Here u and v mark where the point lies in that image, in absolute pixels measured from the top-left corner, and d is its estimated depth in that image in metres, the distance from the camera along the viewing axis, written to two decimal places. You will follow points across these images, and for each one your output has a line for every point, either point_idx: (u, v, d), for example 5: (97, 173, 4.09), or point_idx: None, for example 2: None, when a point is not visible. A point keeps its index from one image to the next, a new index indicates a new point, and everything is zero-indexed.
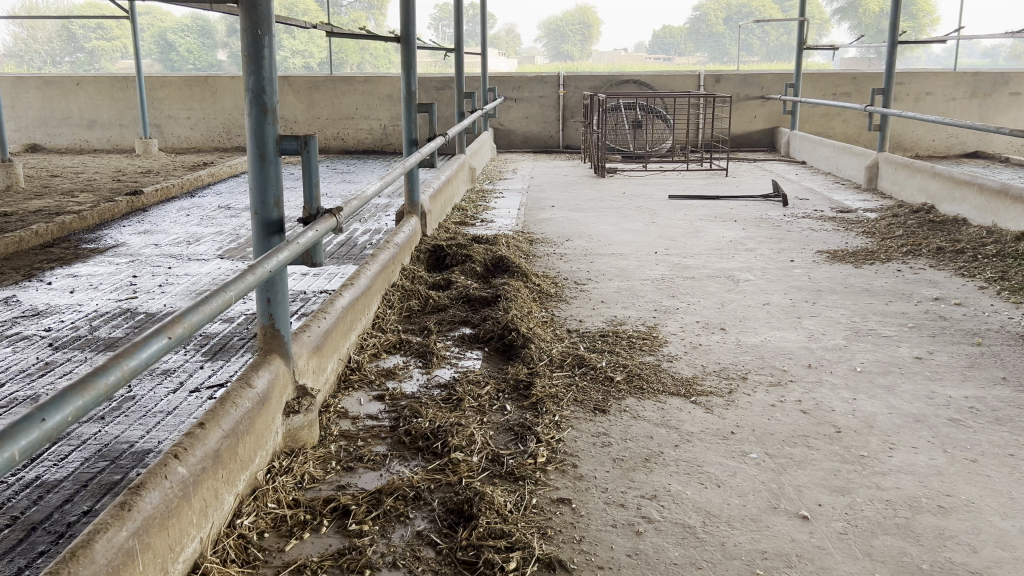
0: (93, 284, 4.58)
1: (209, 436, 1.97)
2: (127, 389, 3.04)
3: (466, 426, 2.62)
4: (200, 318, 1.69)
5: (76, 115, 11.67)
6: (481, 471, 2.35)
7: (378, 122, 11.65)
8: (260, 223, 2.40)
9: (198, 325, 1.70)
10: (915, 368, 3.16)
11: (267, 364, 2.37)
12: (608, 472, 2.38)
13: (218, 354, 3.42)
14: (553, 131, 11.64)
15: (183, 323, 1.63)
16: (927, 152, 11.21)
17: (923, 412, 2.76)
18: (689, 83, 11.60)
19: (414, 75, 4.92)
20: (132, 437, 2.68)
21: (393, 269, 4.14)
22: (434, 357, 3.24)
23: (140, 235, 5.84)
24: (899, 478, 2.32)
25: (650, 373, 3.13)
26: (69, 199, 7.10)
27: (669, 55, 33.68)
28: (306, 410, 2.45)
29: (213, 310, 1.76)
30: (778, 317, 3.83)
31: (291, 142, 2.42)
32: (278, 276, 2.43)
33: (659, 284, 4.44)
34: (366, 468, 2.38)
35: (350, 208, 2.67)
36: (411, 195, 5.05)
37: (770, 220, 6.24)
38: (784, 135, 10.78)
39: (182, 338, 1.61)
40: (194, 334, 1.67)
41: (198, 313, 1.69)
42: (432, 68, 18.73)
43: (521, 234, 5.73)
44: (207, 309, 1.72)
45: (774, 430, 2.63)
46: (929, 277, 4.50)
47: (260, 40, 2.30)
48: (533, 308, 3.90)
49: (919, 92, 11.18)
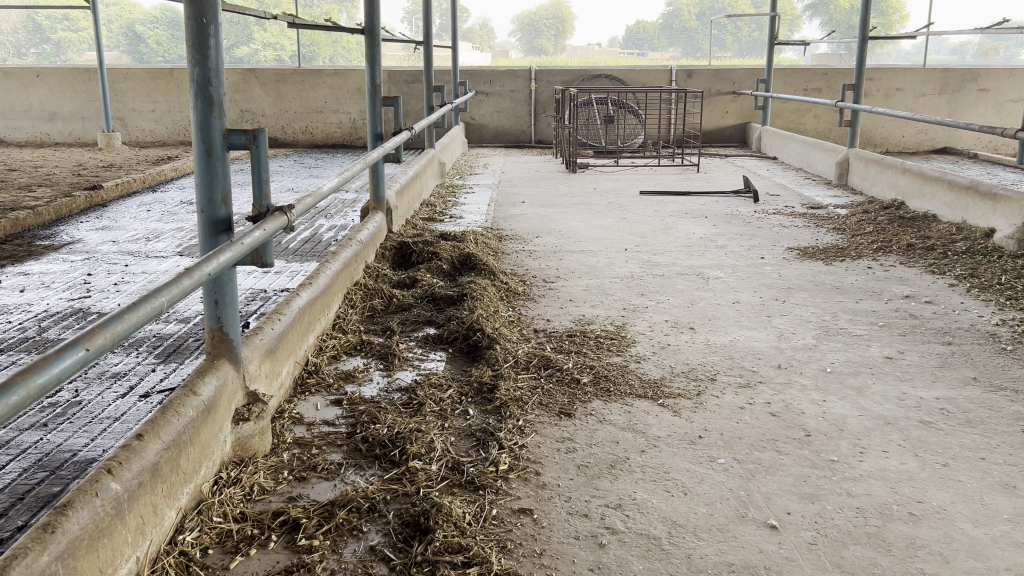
0: (45, 282, 4.42)
1: (147, 448, 1.85)
2: (73, 394, 2.91)
3: (425, 432, 2.53)
4: (125, 327, 1.50)
5: (37, 107, 11.39)
6: (440, 481, 2.26)
7: (347, 116, 11.49)
8: (207, 221, 2.29)
9: (123, 335, 1.50)
10: (886, 368, 3.11)
11: (214, 370, 2.26)
12: (572, 479, 2.30)
13: (171, 356, 3.30)
14: (525, 126, 11.56)
15: (105, 333, 1.44)
16: (897, 148, 11.26)
17: (894, 415, 2.71)
18: (661, 78, 11.55)
19: (380, 68, 4.80)
20: (76, 446, 2.56)
21: (355, 267, 4.02)
22: (395, 359, 3.14)
23: (97, 232, 5.67)
24: (869, 484, 2.27)
25: (618, 374, 3.05)
26: (26, 194, 6.89)
27: (642, 50, 33.67)
28: (257, 417, 2.34)
29: (143, 318, 1.56)
30: (748, 315, 3.77)
31: (239, 136, 2.30)
32: (227, 277, 2.32)
33: (628, 282, 4.37)
34: (320, 478, 2.28)
35: (303, 206, 2.56)
36: (377, 190, 4.94)
37: (741, 216, 6.20)
38: (755, 131, 10.77)
39: (101, 351, 1.42)
40: (118, 343, 1.48)
41: (124, 322, 1.49)
42: (403, 62, 18.56)
43: (490, 230, 5.63)
44: (135, 317, 1.53)
45: (743, 434, 2.57)
46: (899, 274, 4.47)
47: (205, 28, 2.18)
48: (500, 308, 3.81)
49: (889, 88, 11.23)
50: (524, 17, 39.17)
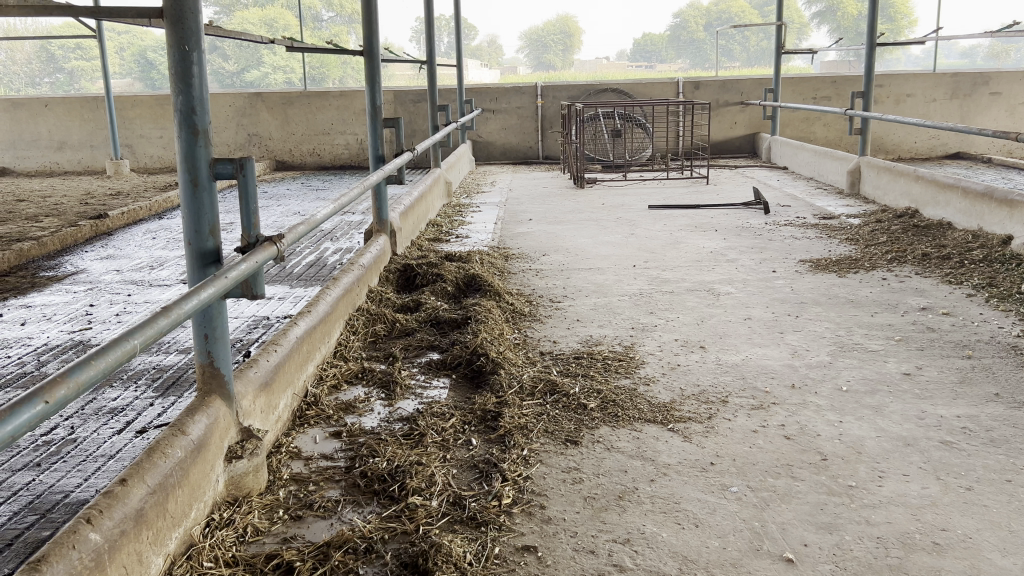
0: (47, 314, 4.37)
1: (131, 493, 1.78)
2: (67, 432, 2.84)
3: (426, 465, 2.44)
4: (90, 375, 1.41)
5: (46, 137, 11.45)
6: (441, 518, 2.17)
7: (354, 137, 11.48)
8: (195, 254, 2.22)
9: (88, 384, 1.41)
10: (904, 386, 3.00)
11: (205, 407, 2.19)
12: (578, 513, 2.21)
13: (170, 389, 3.22)
14: (532, 142, 11.51)
15: (67, 383, 1.35)
16: (910, 155, 11.14)
17: (913, 436, 2.60)
18: (668, 90, 11.49)
19: (379, 89, 4.75)
20: (68, 486, 2.48)
21: (357, 291, 3.95)
22: (397, 388, 3.06)
23: (101, 261, 5.63)
24: (890, 511, 2.16)
25: (626, 398, 2.96)
26: (33, 225, 6.88)
27: (649, 64, 33.69)
28: (250, 454, 2.27)
29: (111, 363, 1.48)
30: (760, 332, 3.67)
31: (225, 165, 2.23)
32: (217, 310, 2.25)
33: (637, 300, 4.28)
34: (316, 517, 2.20)
35: (295, 232, 2.49)
36: (379, 212, 4.88)
37: (751, 228, 6.10)
38: (765, 141, 10.67)
39: (62, 404, 1.33)
40: (82, 394, 1.39)
41: (88, 370, 1.41)
42: (410, 81, 18.58)
43: (497, 249, 5.56)
44: (99, 365, 1.44)
45: (756, 460, 2.47)
46: (915, 285, 4.36)
47: (188, 56, 2.12)
48: (505, 330, 3.72)
49: (898, 94, 11.10)
50: (532, 33, 39.34)
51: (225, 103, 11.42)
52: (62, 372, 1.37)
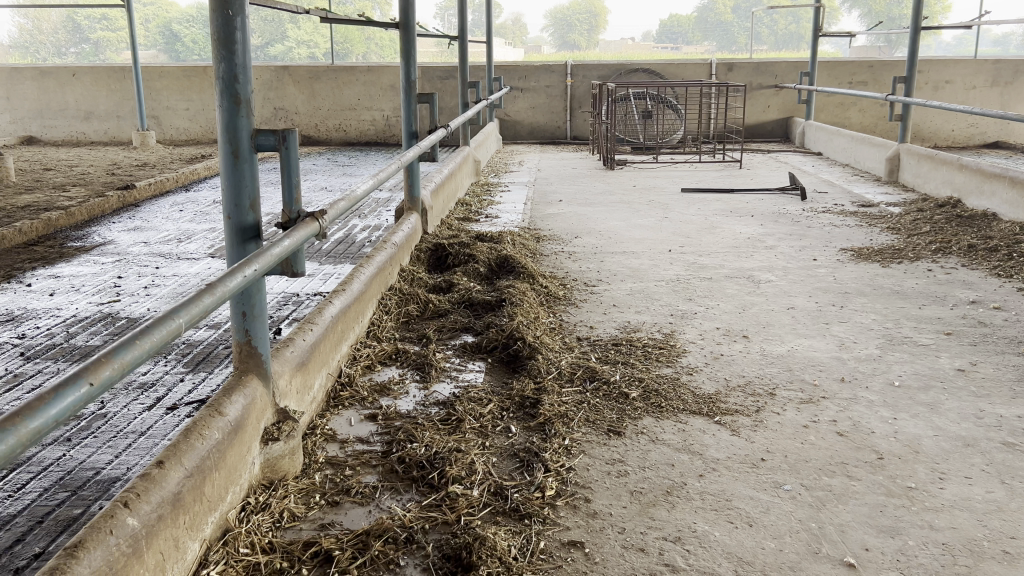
0: (76, 285, 4.32)
1: (169, 477, 1.71)
2: (98, 407, 2.78)
3: (466, 452, 2.36)
4: (135, 355, 1.33)
5: (73, 106, 11.42)
6: (482, 508, 2.09)
7: (381, 113, 11.38)
8: (234, 229, 2.14)
9: (133, 364, 1.33)
10: (959, 383, 2.89)
11: (242, 387, 2.11)
12: (625, 508, 2.12)
13: (201, 365, 3.16)
14: (561, 122, 11.36)
15: (112, 364, 1.27)
16: (947, 143, 10.91)
17: (973, 436, 2.49)
18: (701, 72, 11.29)
19: (414, 63, 4.64)
20: (99, 463, 2.43)
21: (390, 270, 3.87)
22: (432, 370, 2.97)
23: (129, 233, 5.58)
24: (954, 516, 2.06)
25: (668, 389, 2.86)
26: (61, 194, 6.85)
27: (677, 45, 33.34)
28: (287, 437, 2.20)
29: (156, 344, 1.40)
30: (805, 323, 3.56)
31: (267, 137, 2.14)
32: (255, 288, 2.17)
33: (675, 286, 4.17)
34: (354, 504, 2.12)
35: (336, 209, 2.40)
36: (412, 190, 4.78)
37: (789, 215, 5.97)
38: (798, 126, 10.47)
39: (107, 385, 1.25)
40: (126, 375, 1.31)
41: (133, 351, 1.33)
42: (435, 58, 18.46)
43: (528, 230, 5.46)
44: (144, 344, 1.36)
45: (809, 457, 2.37)
46: (962, 277, 4.23)
47: (232, 21, 2.03)
48: (541, 313, 3.62)
49: (938, 80, 10.85)
50: (557, 12, 39.02)
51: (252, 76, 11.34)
52: (107, 351, 1.29)
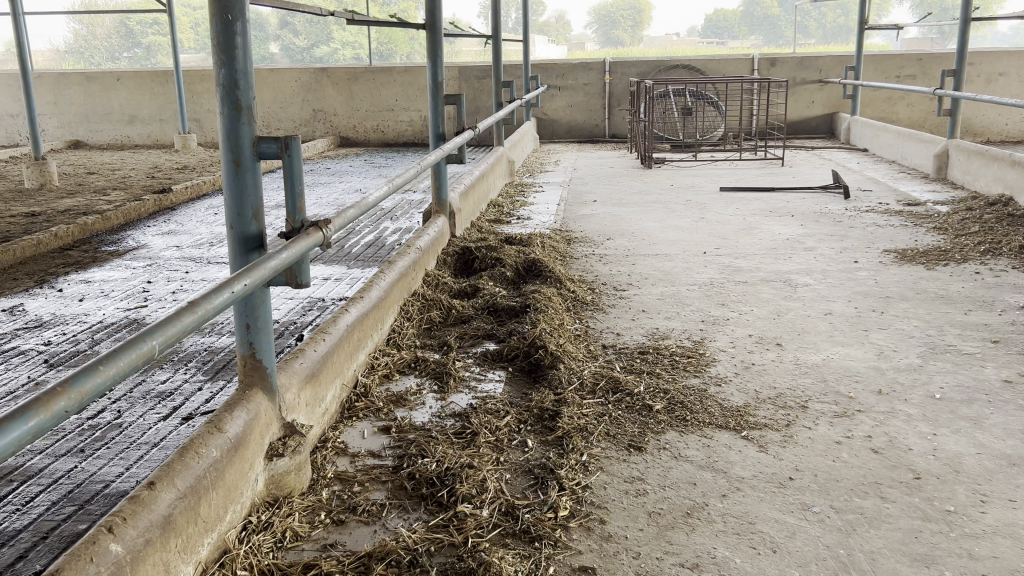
0: (105, 291, 4.33)
1: (159, 499, 1.66)
2: (115, 416, 2.76)
3: (478, 468, 2.27)
4: (97, 383, 1.27)
5: (117, 111, 11.60)
6: (491, 529, 2.01)
7: (419, 114, 11.35)
8: (236, 239, 2.08)
9: (94, 393, 1.27)
10: (1005, 396, 2.72)
11: (246, 402, 2.06)
12: (641, 531, 2.02)
13: (220, 372, 3.12)
14: (599, 120, 11.22)
15: (68, 394, 1.20)
16: (1000, 138, 10.53)
17: (1019, 454, 2.33)
18: (742, 68, 11.07)
19: (441, 64, 4.57)
20: (109, 476, 2.39)
21: (413, 275, 3.80)
22: (451, 380, 2.90)
23: (162, 237, 5.61)
24: (995, 543, 1.92)
25: (695, 400, 2.74)
26: (100, 198, 6.92)
27: (722, 41, 32.93)
28: (293, 452, 2.13)
29: (123, 368, 1.33)
30: (842, 329, 3.41)
31: (270, 145, 2.07)
32: (259, 298, 2.11)
33: (707, 290, 4.04)
34: (359, 522, 2.06)
35: (344, 217, 2.33)
36: (439, 192, 4.71)
37: (831, 214, 5.78)
38: (843, 121, 10.19)
39: (61, 417, 1.18)
40: (85, 404, 1.24)
41: (95, 378, 1.26)
42: (476, 57, 18.43)
43: (559, 232, 5.36)
44: (107, 372, 1.29)
45: (841, 476, 2.25)
46: (1012, 280, 4.03)
47: (231, 26, 1.97)
48: (566, 320, 3.52)
49: (991, 73, 10.48)
50: (602, 9, 38.92)
51: (291, 78, 11.40)
52: (64, 380, 1.23)
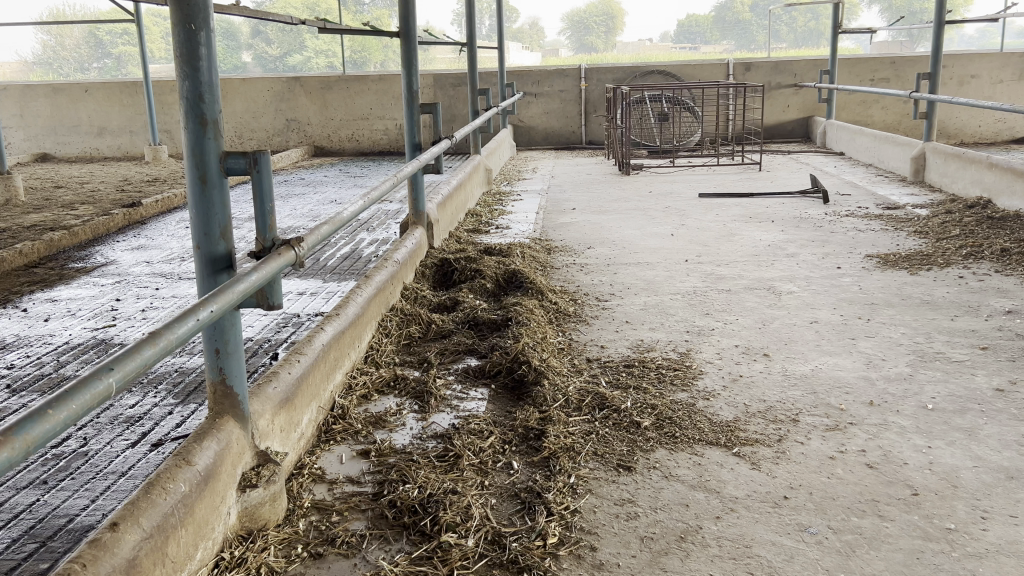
0: (71, 310, 4.19)
1: (123, 541, 1.55)
2: (80, 444, 2.64)
3: (462, 494, 2.18)
4: (45, 429, 1.15)
5: (85, 122, 11.40)
6: (477, 560, 1.92)
7: (394, 122, 11.24)
8: (204, 259, 1.98)
9: (42, 440, 1.15)
10: (999, 404, 2.67)
11: (216, 431, 1.95)
12: (634, 558, 1.93)
13: (192, 395, 3.00)
14: (576, 126, 11.17)
15: (11, 443, 1.08)
16: (974, 139, 10.60)
17: (1017, 466, 2.27)
18: (718, 72, 11.07)
19: (416, 73, 4.48)
20: (74, 509, 2.27)
21: (391, 290, 3.70)
22: (432, 399, 2.80)
23: (132, 252, 5.47)
24: (999, 563, 1.86)
25: (684, 416, 2.67)
26: (68, 213, 6.75)
27: (695, 46, 33.15)
28: (267, 482, 2.03)
29: (75, 411, 1.21)
30: (829, 338, 3.35)
31: (238, 160, 1.97)
32: (229, 321, 2.00)
33: (690, 299, 3.98)
34: (338, 555, 1.96)
35: (318, 233, 2.23)
36: (416, 204, 4.62)
37: (811, 219, 5.75)
38: (819, 125, 10.21)
39: None
40: (31, 454, 1.12)
41: (41, 424, 1.14)
42: (450, 65, 18.37)
43: (539, 242, 5.27)
44: (56, 416, 1.17)
45: (837, 494, 2.18)
46: (996, 284, 4.00)
47: (195, 36, 1.87)
48: (549, 332, 3.44)
49: (963, 75, 10.57)
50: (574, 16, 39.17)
51: (263, 88, 11.27)
52: (7, 427, 1.10)
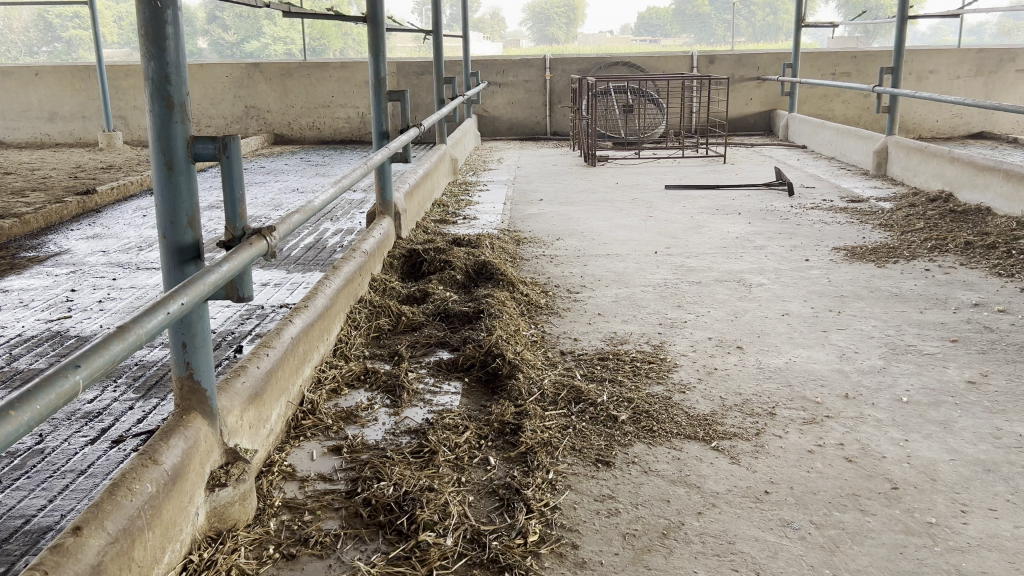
0: (24, 301, 4.04)
1: (87, 547, 1.47)
2: (36, 441, 2.52)
3: (439, 491, 2.12)
4: (8, 431, 1.05)
5: (36, 107, 11.06)
6: (457, 560, 1.86)
7: (356, 111, 11.08)
8: (170, 249, 1.89)
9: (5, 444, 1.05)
10: (972, 397, 2.68)
11: (183, 429, 1.87)
12: (617, 556, 1.89)
13: (153, 389, 2.90)
14: (540, 117, 11.13)
15: None
16: (932, 134, 10.77)
17: (994, 459, 2.28)
18: (682, 65, 11.10)
19: (383, 60, 4.39)
20: (30, 510, 2.16)
21: (359, 281, 3.61)
22: (404, 393, 2.73)
23: (87, 241, 5.30)
24: (982, 557, 1.85)
25: (661, 409, 2.64)
26: (18, 200, 6.52)
27: (656, 39, 33.28)
28: (236, 481, 1.95)
29: (38, 413, 1.12)
30: (802, 331, 3.35)
31: (206, 146, 1.89)
32: (196, 315, 1.92)
33: (661, 291, 3.96)
34: (312, 557, 1.89)
35: (288, 222, 2.15)
36: (383, 193, 4.53)
37: (777, 212, 5.77)
38: (782, 118, 10.29)
39: None
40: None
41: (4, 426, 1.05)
42: (411, 52, 18.20)
43: (508, 233, 5.21)
44: (17, 419, 1.07)
45: (817, 488, 2.16)
46: (961, 277, 4.04)
47: (161, 14, 1.77)
48: (522, 325, 3.39)
49: (922, 70, 10.72)
50: (535, 7, 39.06)
51: (222, 74, 11.03)
52: None
